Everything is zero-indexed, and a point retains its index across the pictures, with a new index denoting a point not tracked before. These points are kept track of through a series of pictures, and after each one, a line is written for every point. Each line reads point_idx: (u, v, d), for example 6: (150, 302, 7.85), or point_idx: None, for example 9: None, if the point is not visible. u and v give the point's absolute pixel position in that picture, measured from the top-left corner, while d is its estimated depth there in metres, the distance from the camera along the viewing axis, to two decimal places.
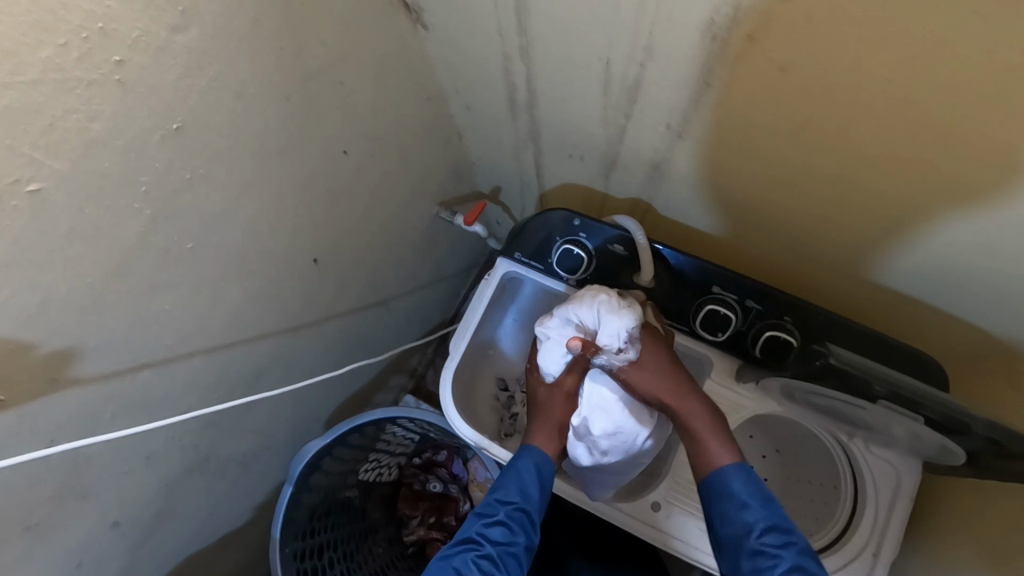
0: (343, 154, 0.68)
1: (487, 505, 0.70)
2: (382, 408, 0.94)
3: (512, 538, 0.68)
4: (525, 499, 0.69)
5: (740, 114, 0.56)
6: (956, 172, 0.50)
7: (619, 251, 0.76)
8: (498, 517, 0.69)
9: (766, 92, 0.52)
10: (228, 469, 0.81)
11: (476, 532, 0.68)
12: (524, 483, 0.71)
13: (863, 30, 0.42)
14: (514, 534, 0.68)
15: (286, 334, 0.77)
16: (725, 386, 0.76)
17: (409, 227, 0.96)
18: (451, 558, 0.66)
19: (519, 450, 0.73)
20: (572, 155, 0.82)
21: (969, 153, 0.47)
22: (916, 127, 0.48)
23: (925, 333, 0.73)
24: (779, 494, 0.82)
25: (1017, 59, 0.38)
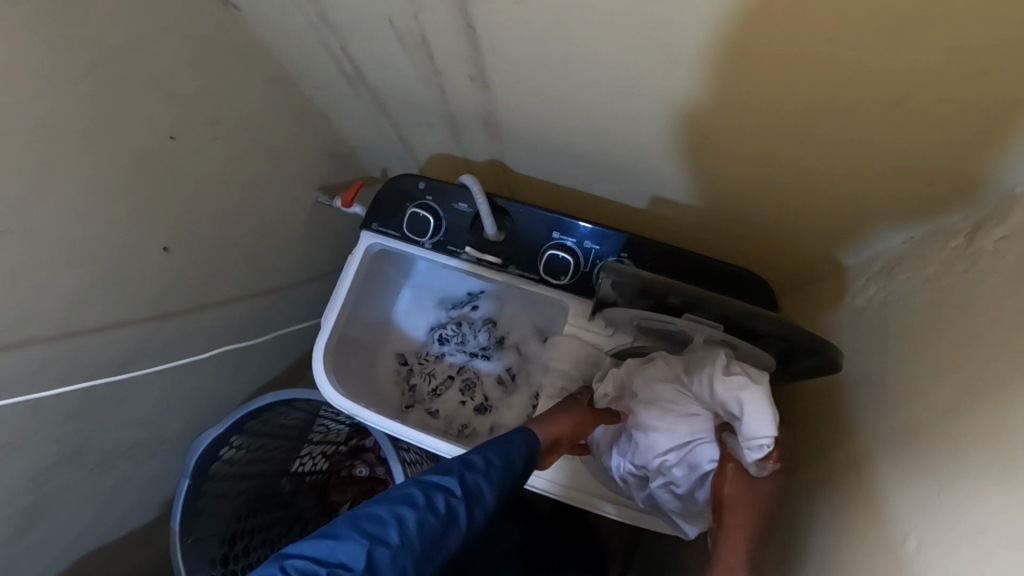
0: (171, 138, 0.71)
1: (475, 455, 0.62)
2: (274, 392, 0.95)
3: (480, 492, 0.60)
4: (507, 461, 0.63)
5: (514, 58, 0.59)
6: (699, 77, 0.53)
7: (464, 209, 0.78)
8: (475, 464, 0.61)
9: (518, 30, 0.54)
10: (114, 465, 0.82)
11: (495, 463, 0.62)
12: (509, 447, 0.65)
13: None
14: (478, 495, 0.59)
15: (151, 323, 0.78)
16: (582, 327, 0.79)
17: (287, 215, 0.98)
18: (422, 494, 0.56)
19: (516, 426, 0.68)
20: (420, 123, 0.85)
21: (695, 56, 0.50)
22: (644, 40, 0.51)
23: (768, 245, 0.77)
24: None
25: None
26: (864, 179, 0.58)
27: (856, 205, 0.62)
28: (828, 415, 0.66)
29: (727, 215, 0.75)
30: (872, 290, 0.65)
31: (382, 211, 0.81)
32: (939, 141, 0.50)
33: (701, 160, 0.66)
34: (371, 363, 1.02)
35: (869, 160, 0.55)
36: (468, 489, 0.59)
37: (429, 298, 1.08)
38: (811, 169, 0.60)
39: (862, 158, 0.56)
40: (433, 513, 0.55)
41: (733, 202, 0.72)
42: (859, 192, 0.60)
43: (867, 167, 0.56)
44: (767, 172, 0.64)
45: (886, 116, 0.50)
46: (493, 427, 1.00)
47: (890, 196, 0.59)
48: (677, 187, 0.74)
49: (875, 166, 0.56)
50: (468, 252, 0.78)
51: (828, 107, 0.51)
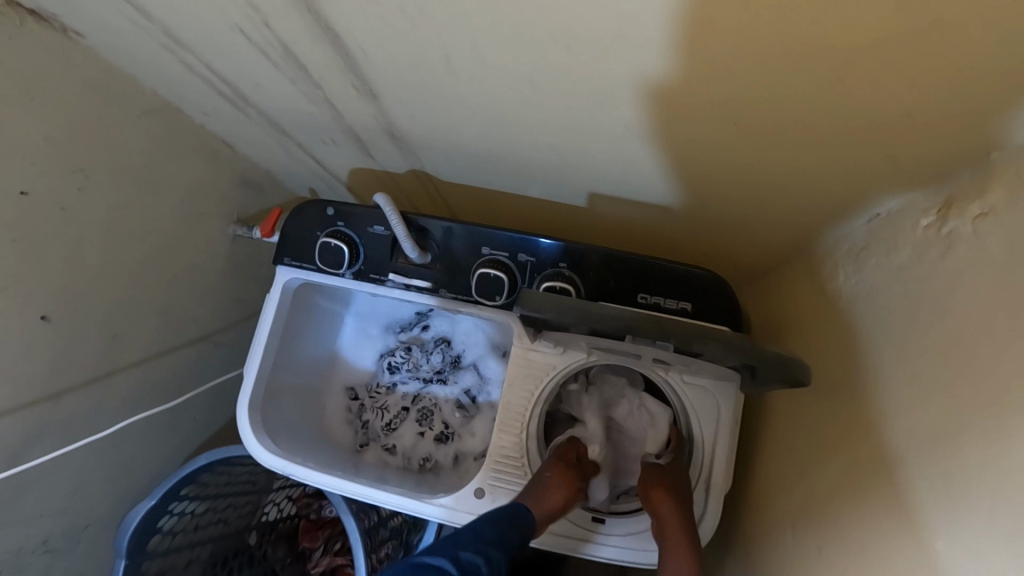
0: (23, 195, 0.61)
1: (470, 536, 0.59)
2: (207, 453, 0.86)
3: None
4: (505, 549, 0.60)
5: (393, 63, 0.50)
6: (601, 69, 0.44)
7: (381, 232, 0.69)
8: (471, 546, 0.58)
9: (386, 29, 0.45)
10: (30, 562, 0.73)
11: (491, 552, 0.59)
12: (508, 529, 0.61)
13: None
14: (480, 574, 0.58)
15: (44, 403, 0.69)
16: (529, 351, 0.71)
17: (201, 255, 0.89)
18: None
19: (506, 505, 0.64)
20: (325, 141, 0.75)
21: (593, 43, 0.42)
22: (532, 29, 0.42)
23: (725, 235, 0.69)
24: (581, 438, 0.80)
25: None
26: (811, 163, 0.50)
27: (807, 189, 0.54)
28: (807, 425, 0.59)
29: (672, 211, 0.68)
30: (842, 279, 0.58)
31: (292, 245, 0.72)
32: (891, 114, 0.42)
33: (631, 157, 0.58)
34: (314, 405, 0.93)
35: (814, 144, 0.48)
36: (465, 568, 0.57)
37: (375, 324, 0.99)
38: (750, 157, 0.52)
39: (806, 141, 0.48)
40: None
41: (675, 196, 0.64)
42: (810, 176, 0.52)
43: (812, 151, 0.49)
44: (704, 164, 0.56)
45: (826, 91, 0.41)
46: (456, 457, 0.92)
47: (844, 178, 0.51)
48: (613, 185, 0.66)
49: (822, 149, 0.48)
50: (393, 279, 0.70)
51: (757, 87, 0.43)
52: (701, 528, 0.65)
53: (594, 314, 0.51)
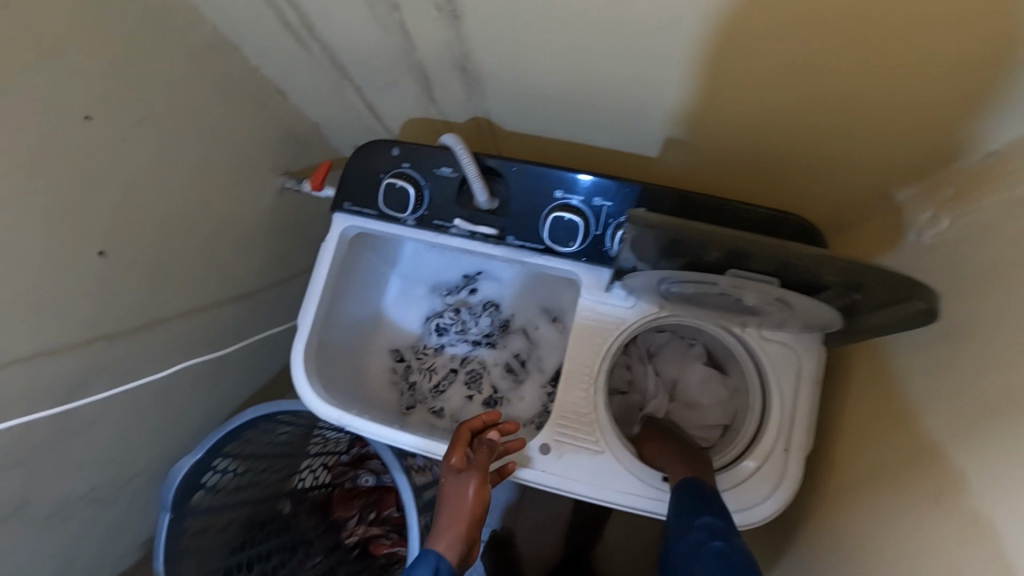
0: (87, 121, 0.59)
1: None
2: (252, 408, 0.84)
3: None
4: None
5: None
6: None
7: (448, 173, 0.66)
8: None
9: None
10: (75, 509, 0.71)
11: None
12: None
13: None
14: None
15: (97, 344, 0.67)
16: (598, 302, 0.68)
17: (251, 206, 0.86)
18: None
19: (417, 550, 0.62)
20: (387, 83, 0.73)
21: None
22: None
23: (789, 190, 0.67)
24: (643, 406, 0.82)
25: None
26: (873, 98, 0.49)
27: (867, 131, 0.53)
28: (909, 380, 0.55)
29: (733, 161, 0.66)
30: (946, 226, 0.54)
31: (352, 189, 0.69)
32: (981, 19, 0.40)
33: (697, 97, 0.56)
34: (361, 361, 0.90)
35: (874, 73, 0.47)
36: None
37: (422, 285, 0.97)
38: (814, 91, 0.51)
39: (866, 71, 0.47)
40: None
41: (737, 145, 0.62)
42: (874, 115, 0.51)
43: (875, 80, 0.48)
44: (765, 105, 0.55)
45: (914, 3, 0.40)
46: (504, 421, 0.89)
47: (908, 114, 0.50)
48: (671, 135, 0.64)
49: (887, 85, 0.48)
50: (458, 224, 0.67)
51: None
52: (763, 505, 0.62)
53: (700, 233, 0.47)
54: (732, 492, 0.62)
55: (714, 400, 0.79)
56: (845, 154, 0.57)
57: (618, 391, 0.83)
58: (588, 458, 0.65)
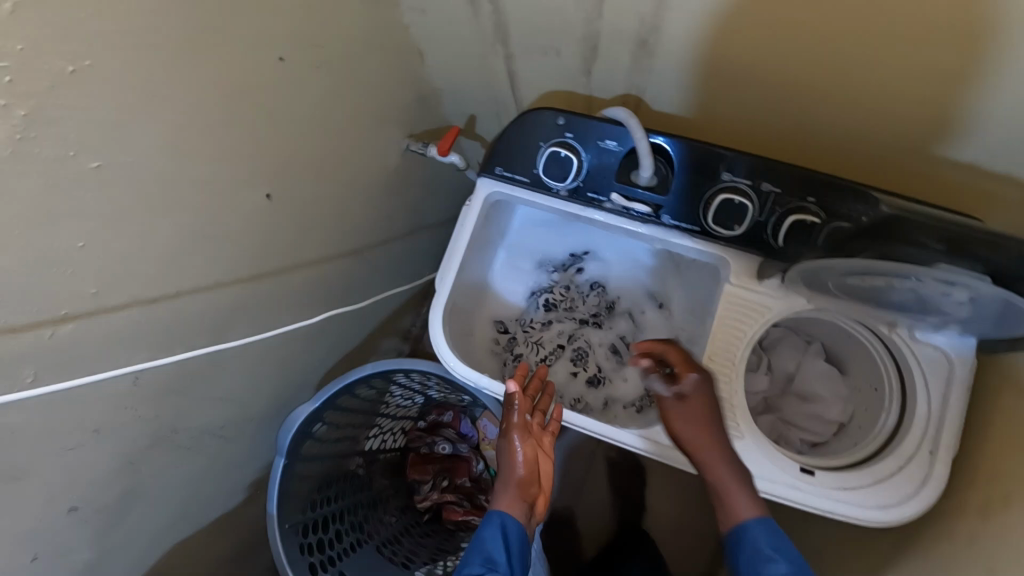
0: (280, 61, 0.59)
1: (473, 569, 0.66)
2: (372, 362, 0.85)
3: None
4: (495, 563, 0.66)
5: None
6: None
7: (611, 147, 0.66)
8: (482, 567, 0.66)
9: None
10: (206, 444, 0.72)
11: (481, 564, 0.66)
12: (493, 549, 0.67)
13: None
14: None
15: (250, 284, 0.68)
16: (746, 288, 0.67)
17: (379, 164, 0.87)
18: None
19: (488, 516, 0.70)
20: (546, 51, 0.72)
21: None
22: None
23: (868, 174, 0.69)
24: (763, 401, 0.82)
25: None
26: (870, 75, 0.57)
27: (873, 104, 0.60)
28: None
29: (810, 143, 0.69)
30: None
31: (508, 155, 0.70)
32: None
33: (727, 75, 0.64)
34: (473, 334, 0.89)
35: (872, 53, 0.54)
36: None
37: (526, 259, 0.96)
38: (834, 69, 0.58)
39: (862, 52, 0.55)
40: None
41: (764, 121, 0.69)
42: (879, 90, 0.58)
43: (881, 59, 0.55)
44: (786, 78, 0.61)
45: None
46: (607, 401, 0.91)
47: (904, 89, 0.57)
48: (745, 118, 0.70)
49: (892, 65, 0.55)
50: (615, 199, 0.67)
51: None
52: (909, 505, 0.62)
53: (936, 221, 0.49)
54: (872, 489, 0.63)
55: (835, 395, 0.79)
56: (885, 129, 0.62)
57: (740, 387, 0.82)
58: (729, 444, 0.65)
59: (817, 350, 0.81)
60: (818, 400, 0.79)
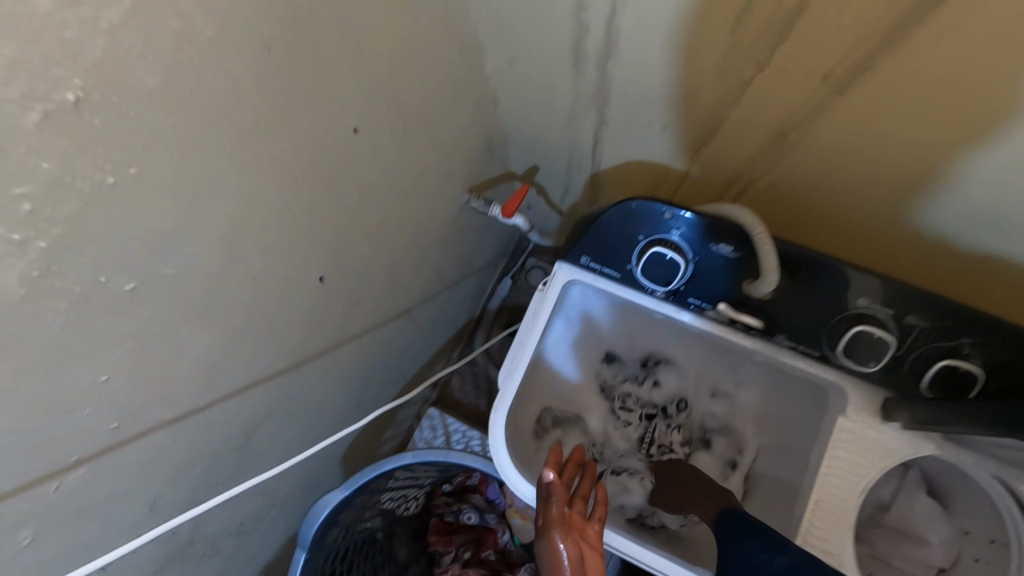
0: (354, 133, 0.48)
1: None
2: (413, 449, 0.76)
3: None
4: None
5: None
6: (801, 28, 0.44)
7: (726, 253, 0.56)
8: None
9: None
10: (224, 543, 0.63)
11: None
12: None
13: None
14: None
15: (289, 372, 0.58)
16: (866, 427, 0.58)
17: (435, 221, 0.77)
18: None
19: None
20: (649, 125, 0.62)
21: None
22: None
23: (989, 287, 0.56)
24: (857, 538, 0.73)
25: None
26: (914, 161, 0.50)
27: (911, 186, 0.52)
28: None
29: (911, 249, 0.59)
30: None
31: (598, 246, 0.61)
32: (979, 83, 0.41)
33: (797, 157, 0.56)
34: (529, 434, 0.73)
35: (923, 139, 0.47)
36: None
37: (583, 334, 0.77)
38: (910, 156, 0.49)
39: (911, 136, 0.48)
40: None
41: (796, 195, 0.61)
42: (926, 172, 0.50)
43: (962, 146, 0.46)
44: (856, 163, 0.53)
45: (987, 54, 0.39)
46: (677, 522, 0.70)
47: (957, 182, 0.49)
48: (825, 206, 0.60)
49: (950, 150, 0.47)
50: (721, 309, 0.58)
51: (908, 56, 0.41)
52: None
53: None
54: None
55: (941, 539, 0.68)
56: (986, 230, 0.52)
57: None
58: None
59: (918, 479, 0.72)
60: (920, 541, 0.69)
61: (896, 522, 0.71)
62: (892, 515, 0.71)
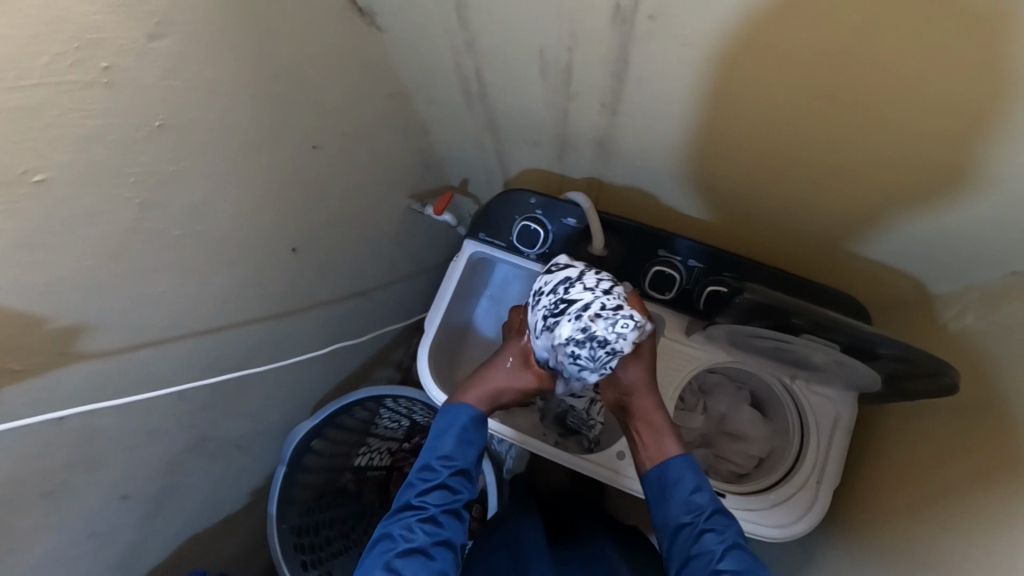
0: (313, 148, 0.74)
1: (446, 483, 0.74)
2: (367, 387, 0.99)
3: (452, 499, 0.74)
4: (463, 462, 0.75)
5: (726, 87, 0.60)
6: (707, 104, 0.64)
7: (572, 224, 0.83)
8: (449, 486, 0.74)
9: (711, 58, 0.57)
10: (226, 452, 0.85)
11: (418, 499, 0.73)
12: (455, 448, 0.75)
13: (798, 33, 0.50)
14: (456, 485, 0.74)
15: (272, 319, 0.81)
16: (677, 341, 0.82)
17: (384, 219, 1.02)
18: (395, 524, 0.72)
19: (447, 412, 0.76)
20: (525, 141, 0.88)
21: (711, 79, 0.60)
22: (697, 88, 0.62)
23: (829, 259, 0.81)
24: (700, 445, 0.95)
25: (972, 42, 0.44)
26: (801, 184, 0.71)
27: (794, 199, 0.74)
28: (937, 429, 0.69)
29: (779, 236, 0.83)
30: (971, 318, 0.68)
31: (492, 223, 0.87)
32: (868, 145, 0.60)
33: (690, 178, 0.80)
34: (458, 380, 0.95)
35: (814, 171, 0.68)
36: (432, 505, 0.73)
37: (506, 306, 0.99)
38: (793, 181, 0.71)
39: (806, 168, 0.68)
40: (424, 534, 0.71)
41: (721, 202, 0.82)
42: (803, 189, 0.72)
43: (826, 174, 0.67)
44: (749, 184, 0.75)
45: (832, 126, 0.60)
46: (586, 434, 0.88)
47: (822, 196, 0.71)
48: (715, 211, 0.85)
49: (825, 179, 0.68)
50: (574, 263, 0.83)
51: (781, 123, 0.63)
52: (797, 525, 0.77)
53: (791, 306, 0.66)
54: (770, 510, 0.78)
55: (758, 435, 0.92)
56: (822, 226, 0.76)
57: (688, 435, 0.95)
58: None
59: (744, 393, 0.95)
60: (745, 438, 0.93)
61: (729, 429, 0.94)
62: (726, 424, 0.94)
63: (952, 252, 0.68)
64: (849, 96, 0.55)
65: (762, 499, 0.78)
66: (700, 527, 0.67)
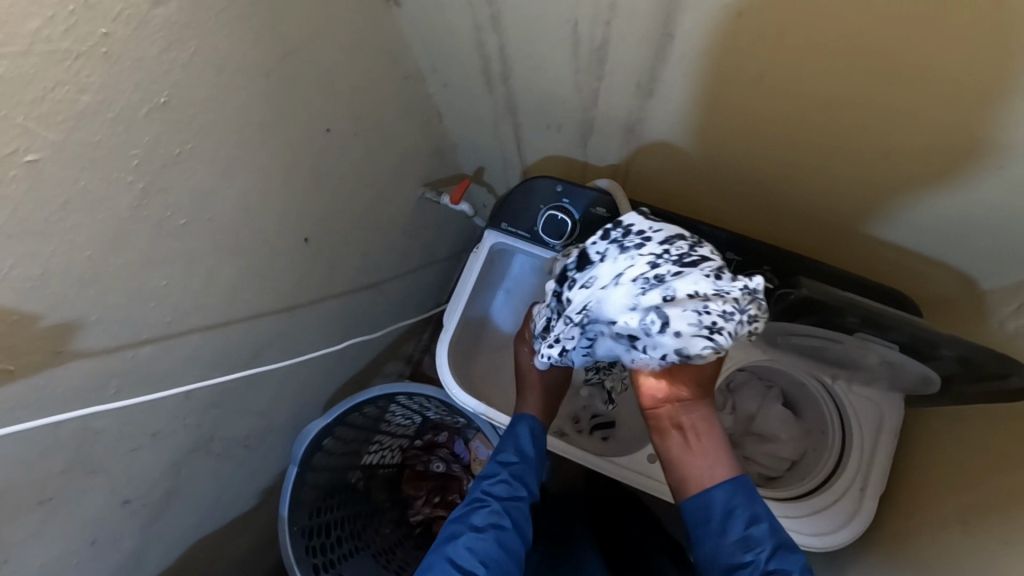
0: (326, 132, 0.70)
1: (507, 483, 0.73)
2: (381, 384, 0.95)
3: (517, 494, 0.72)
4: (524, 459, 0.75)
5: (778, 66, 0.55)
6: (749, 87, 0.59)
7: (601, 213, 0.79)
8: (515, 486, 0.73)
9: (762, 33, 0.52)
10: (233, 452, 0.81)
11: (482, 491, 0.72)
12: (522, 445, 0.76)
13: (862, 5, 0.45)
14: (522, 482, 0.73)
15: (282, 314, 0.77)
16: None
17: (397, 209, 0.97)
18: (462, 518, 0.70)
19: (515, 419, 0.77)
20: (548, 126, 0.83)
21: (755, 59, 0.55)
22: (738, 69, 0.57)
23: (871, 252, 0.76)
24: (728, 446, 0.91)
25: None
26: (845, 174, 0.66)
27: (836, 190, 0.69)
28: (990, 432, 0.64)
29: (817, 227, 0.78)
30: None
31: (514, 213, 0.82)
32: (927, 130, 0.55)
33: (726, 168, 0.75)
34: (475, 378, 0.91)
35: (860, 160, 0.63)
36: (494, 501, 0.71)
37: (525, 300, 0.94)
38: (835, 172, 0.66)
39: (852, 157, 0.63)
40: (489, 526, 0.68)
41: (757, 193, 0.77)
42: (847, 180, 0.67)
43: (874, 163, 0.62)
44: (787, 175, 0.70)
45: (887, 110, 0.55)
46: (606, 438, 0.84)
47: (867, 186, 0.66)
48: (750, 201, 0.80)
49: (874, 169, 0.63)
50: None
51: (828, 108, 0.57)
52: (840, 534, 0.72)
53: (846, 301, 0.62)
54: (811, 517, 0.73)
55: (790, 436, 0.88)
56: (868, 217, 0.71)
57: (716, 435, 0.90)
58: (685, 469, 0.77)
59: (776, 392, 0.90)
60: (777, 441, 0.88)
61: (759, 429, 0.90)
62: (756, 424, 0.90)
63: (1013, 246, 0.63)
64: (911, 76, 0.50)
65: (801, 506, 0.74)
66: (764, 567, 0.61)
